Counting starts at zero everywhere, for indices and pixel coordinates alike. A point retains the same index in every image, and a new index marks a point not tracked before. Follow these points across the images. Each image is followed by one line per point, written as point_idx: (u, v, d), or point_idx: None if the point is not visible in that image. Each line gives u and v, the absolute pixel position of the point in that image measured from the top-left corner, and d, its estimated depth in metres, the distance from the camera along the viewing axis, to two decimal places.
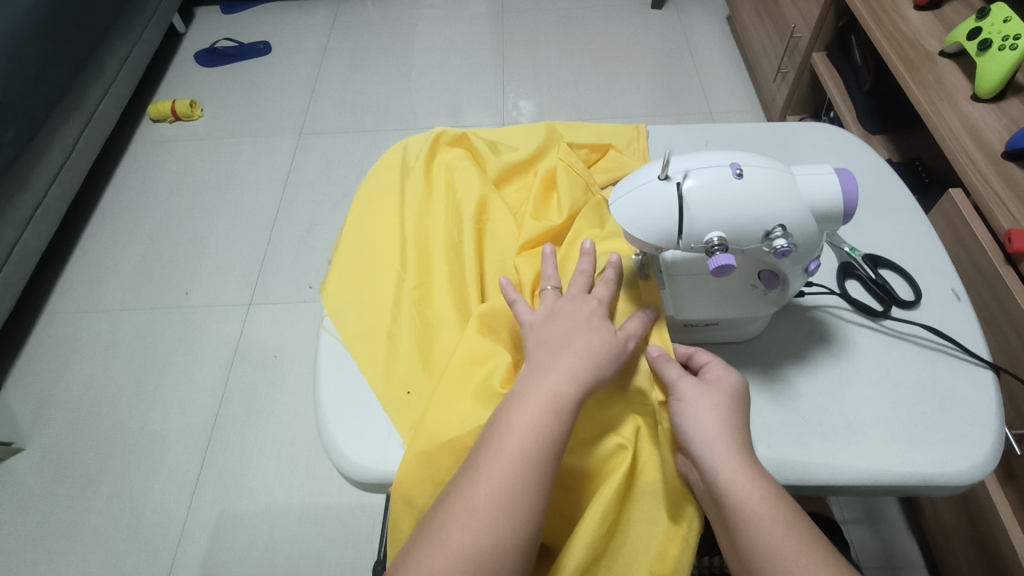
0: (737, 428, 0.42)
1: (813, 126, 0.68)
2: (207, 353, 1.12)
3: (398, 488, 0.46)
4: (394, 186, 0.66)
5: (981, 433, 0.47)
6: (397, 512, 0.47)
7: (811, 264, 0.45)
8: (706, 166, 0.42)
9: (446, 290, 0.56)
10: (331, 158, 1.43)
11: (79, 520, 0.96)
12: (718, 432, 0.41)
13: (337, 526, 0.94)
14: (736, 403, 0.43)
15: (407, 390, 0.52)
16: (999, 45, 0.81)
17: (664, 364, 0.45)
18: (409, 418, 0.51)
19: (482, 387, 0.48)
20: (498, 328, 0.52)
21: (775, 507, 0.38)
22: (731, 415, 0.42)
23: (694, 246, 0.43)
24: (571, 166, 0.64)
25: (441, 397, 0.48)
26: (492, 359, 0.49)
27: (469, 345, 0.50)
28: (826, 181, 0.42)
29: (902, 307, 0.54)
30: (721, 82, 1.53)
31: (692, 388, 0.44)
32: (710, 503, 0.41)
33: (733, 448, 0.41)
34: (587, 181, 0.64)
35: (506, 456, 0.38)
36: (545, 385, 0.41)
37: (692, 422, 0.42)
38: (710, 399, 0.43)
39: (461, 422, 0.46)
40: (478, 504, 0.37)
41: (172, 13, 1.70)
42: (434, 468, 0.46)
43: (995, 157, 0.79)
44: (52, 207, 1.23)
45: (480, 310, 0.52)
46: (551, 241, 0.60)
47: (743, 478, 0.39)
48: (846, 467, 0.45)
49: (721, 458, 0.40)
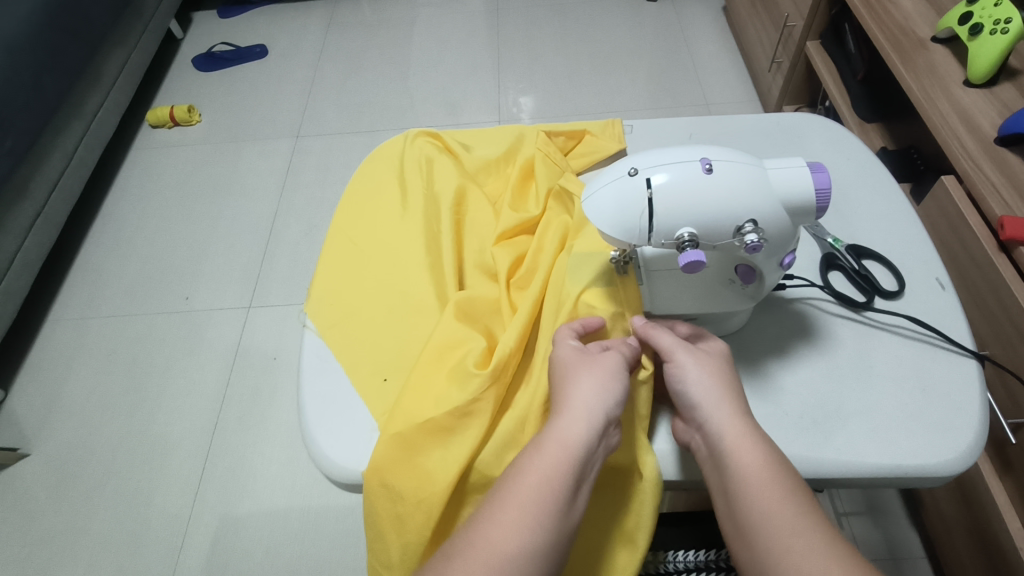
0: (737, 395, 0.43)
1: (800, 117, 0.68)
2: (208, 356, 1.13)
3: (372, 470, 0.47)
4: (375, 186, 0.66)
5: (966, 423, 0.46)
6: (374, 493, 0.47)
7: (786, 257, 0.45)
8: (675, 161, 0.42)
9: (423, 277, 0.56)
10: (328, 160, 1.44)
11: (85, 523, 0.97)
12: (720, 399, 0.43)
13: (337, 527, 0.94)
14: (730, 371, 0.45)
15: (385, 377, 0.53)
16: (990, 29, 0.81)
17: (658, 333, 0.47)
18: (385, 404, 0.52)
19: (457, 369, 0.49)
20: (475, 316, 0.53)
21: (776, 472, 0.39)
22: (729, 383, 0.44)
23: (666, 242, 0.42)
24: (549, 155, 0.64)
25: (418, 382, 0.49)
26: (466, 343, 0.50)
27: (445, 330, 0.51)
28: (798, 175, 0.42)
29: (886, 297, 0.53)
30: (718, 73, 1.52)
31: (688, 358, 0.45)
32: (709, 468, 0.42)
33: (736, 414, 0.42)
34: (563, 169, 0.64)
35: (524, 493, 0.37)
36: (557, 435, 0.40)
37: (695, 388, 0.44)
38: (710, 368, 0.44)
39: (436, 403, 0.48)
40: (504, 539, 0.36)
41: (169, 19, 1.70)
42: (412, 450, 0.47)
43: (988, 143, 0.78)
44: (53, 215, 1.24)
45: (457, 298, 0.53)
46: (529, 230, 0.60)
47: (746, 444, 0.40)
48: (826, 460, 0.45)
49: (725, 423, 0.41)
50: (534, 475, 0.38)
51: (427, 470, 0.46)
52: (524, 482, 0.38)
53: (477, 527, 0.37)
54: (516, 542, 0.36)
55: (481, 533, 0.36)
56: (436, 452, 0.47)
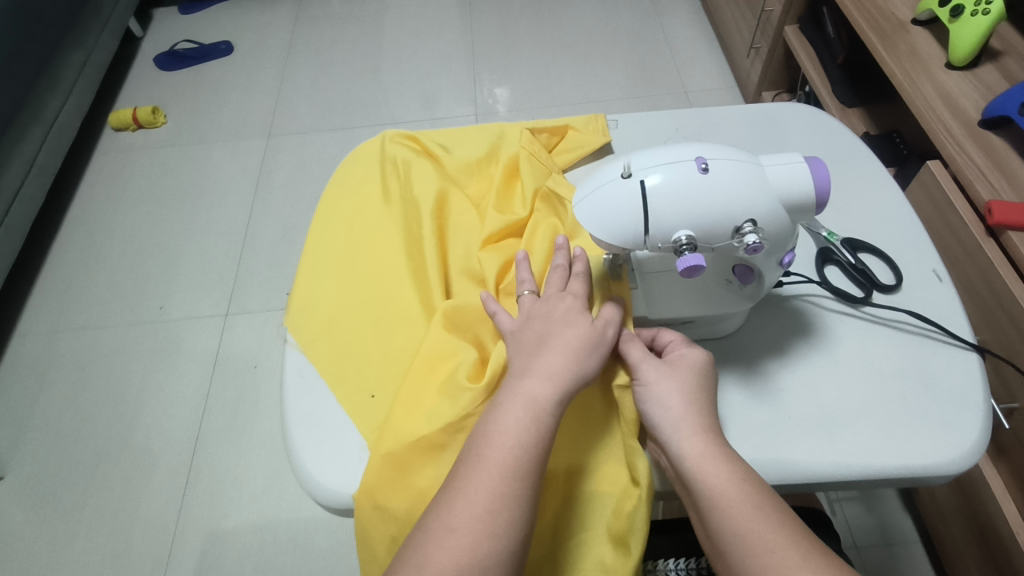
0: (704, 410, 0.42)
1: (787, 107, 0.66)
2: (186, 367, 1.10)
3: (363, 492, 0.45)
4: (352, 191, 0.64)
5: (969, 420, 0.45)
6: (364, 516, 0.45)
7: (785, 256, 0.43)
8: (670, 161, 0.40)
9: (407, 287, 0.54)
10: (303, 159, 1.40)
11: (66, 545, 0.94)
12: (683, 416, 0.41)
13: (330, 537, 0.92)
14: (702, 383, 0.43)
15: (372, 394, 0.51)
16: (972, 11, 0.80)
17: (629, 345, 0.45)
18: (373, 422, 0.49)
19: (448, 383, 0.47)
20: (465, 326, 0.51)
21: (743, 489, 0.38)
22: (698, 396, 0.42)
23: (662, 246, 0.41)
24: (533, 154, 0.62)
25: (409, 396, 0.47)
26: (457, 355, 0.48)
27: (434, 342, 0.49)
28: (797, 172, 0.40)
29: (883, 291, 0.52)
30: (696, 60, 1.50)
31: (655, 372, 0.44)
32: (680, 486, 0.41)
33: (698, 430, 0.40)
34: (550, 168, 0.62)
35: (489, 467, 0.37)
36: (522, 390, 0.40)
37: (657, 408, 0.42)
38: (674, 383, 0.43)
39: (427, 420, 0.46)
40: (461, 516, 0.36)
41: (128, 16, 1.64)
42: (404, 471, 0.45)
43: (972, 126, 0.77)
44: (15, 225, 1.19)
45: (445, 306, 0.51)
46: (517, 233, 0.58)
47: (710, 462, 0.39)
48: (832, 463, 0.44)
49: (687, 443, 0.40)
50: (500, 441, 0.38)
51: (425, 492, 0.44)
52: (489, 451, 0.38)
53: (441, 504, 0.37)
54: (482, 515, 0.36)
55: (446, 512, 0.36)
56: (430, 471, 0.45)
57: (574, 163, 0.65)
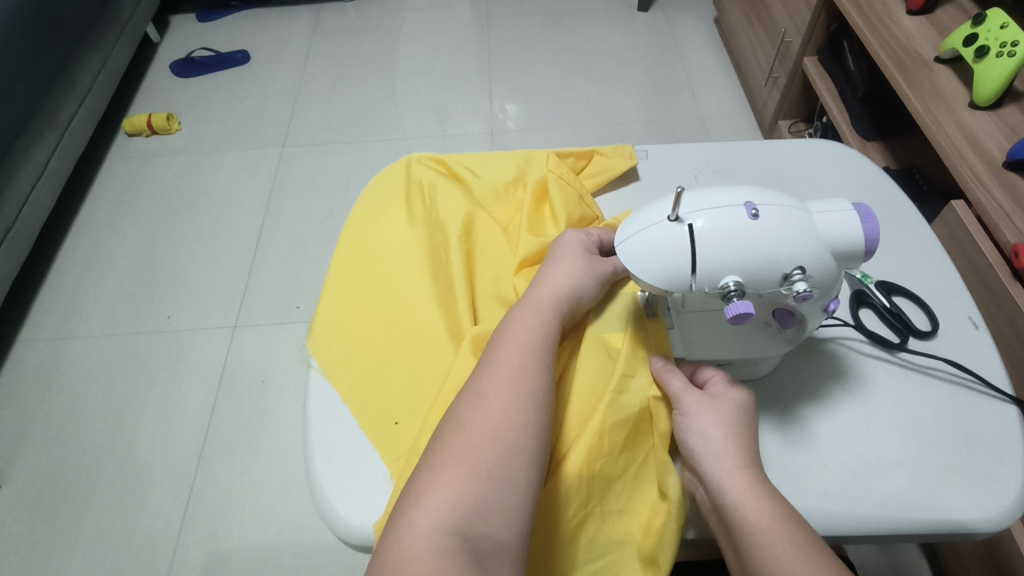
0: (745, 444, 0.41)
1: (816, 144, 0.66)
2: (192, 378, 1.08)
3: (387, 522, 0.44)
4: (378, 215, 0.63)
5: (1010, 473, 0.44)
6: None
7: (830, 303, 0.42)
8: (718, 206, 0.40)
9: (433, 311, 0.53)
10: (316, 170, 1.39)
11: (64, 558, 0.92)
12: (724, 448, 0.41)
13: (332, 559, 0.90)
14: (744, 419, 0.43)
15: (396, 421, 0.50)
16: (997, 52, 0.80)
17: (668, 375, 0.46)
18: (398, 450, 0.48)
19: None
20: None
21: (785, 527, 0.37)
22: (739, 431, 0.42)
23: (709, 291, 0.40)
24: (563, 177, 0.61)
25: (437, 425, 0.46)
26: None
27: (463, 368, 0.48)
28: (845, 220, 0.40)
29: (919, 337, 0.51)
30: (711, 85, 1.51)
31: (697, 403, 0.44)
32: (716, 521, 0.41)
33: (739, 464, 0.40)
34: (580, 191, 0.61)
35: (478, 433, 0.39)
36: (506, 364, 0.42)
37: (697, 437, 0.42)
38: (715, 415, 0.43)
39: None
40: (450, 474, 0.38)
41: (146, 22, 1.64)
42: None
43: (996, 167, 0.77)
44: (25, 229, 1.18)
45: (473, 332, 0.50)
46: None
47: (751, 496, 0.39)
48: (872, 517, 0.43)
49: (728, 476, 0.40)
50: (488, 413, 0.40)
51: None
52: (476, 419, 0.40)
53: (431, 461, 0.39)
54: (469, 471, 0.38)
55: (437, 469, 0.38)
56: None
57: (603, 187, 0.64)
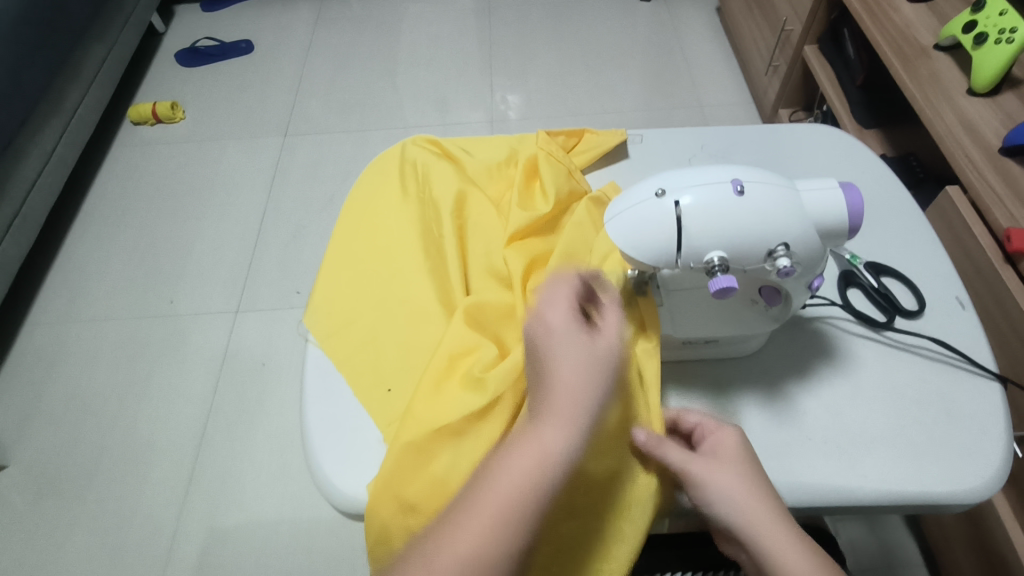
0: (763, 489, 0.39)
1: (809, 128, 0.66)
2: (195, 361, 1.10)
3: (381, 484, 0.45)
4: (371, 195, 0.63)
5: (990, 448, 0.45)
6: (383, 507, 0.45)
7: (815, 279, 0.43)
8: (705, 182, 0.40)
9: (425, 282, 0.54)
10: (318, 158, 1.40)
11: (68, 536, 0.94)
12: (748, 501, 0.38)
13: (331, 539, 0.92)
14: (751, 465, 0.41)
15: (388, 389, 0.51)
16: (996, 39, 0.80)
17: (660, 447, 0.42)
18: (391, 417, 0.49)
19: (467, 375, 0.47)
20: (485, 322, 0.51)
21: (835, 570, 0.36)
22: (752, 478, 0.40)
23: (694, 266, 0.41)
24: (551, 154, 0.62)
25: (429, 390, 0.47)
26: (479, 348, 0.49)
27: (455, 337, 0.49)
28: (830, 197, 0.40)
29: (906, 317, 0.52)
30: (712, 75, 1.51)
31: (702, 465, 0.40)
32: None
33: (768, 510, 0.38)
34: (570, 168, 0.62)
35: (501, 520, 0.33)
36: (539, 437, 0.35)
37: (718, 499, 0.39)
38: (724, 472, 0.39)
39: (449, 407, 0.46)
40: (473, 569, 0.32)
41: (150, 12, 1.65)
42: (425, 459, 0.45)
43: (993, 153, 0.77)
44: (32, 214, 1.20)
45: (466, 303, 0.51)
46: (540, 229, 0.58)
47: (789, 543, 0.37)
48: (853, 489, 0.44)
49: (764, 529, 0.37)
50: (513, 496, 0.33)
51: (442, 476, 0.44)
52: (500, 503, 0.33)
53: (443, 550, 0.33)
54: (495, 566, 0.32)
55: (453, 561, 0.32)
56: (445, 458, 0.45)
57: (592, 164, 0.65)
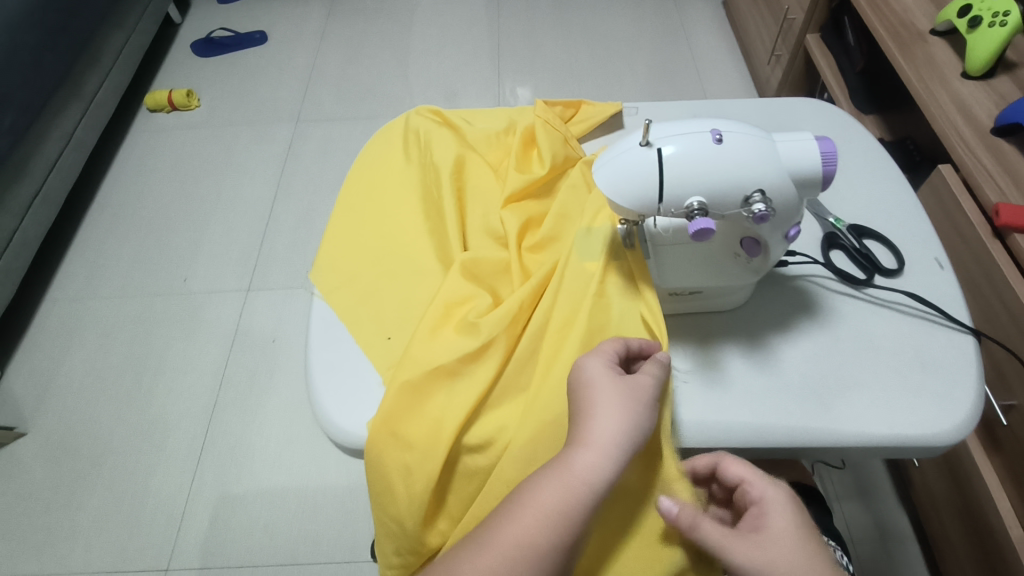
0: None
1: (800, 103, 0.69)
2: (207, 337, 1.13)
3: (378, 421, 0.48)
4: (376, 162, 0.66)
5: (962, 395, 0.47)
6: (381, 444, 0.47)
7: (791, 229, 0.45)
8: (685, 132, 0.43)
9: (425, 239, 0.57)
10: (328, 144, 1.44)
11: (84, 501, 0.98)
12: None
13: (337, 507, 0.95)
14: (798, 547, 0.39)
15: (388, 336, 0.54)
16: (990, 21, 0.81)
17: (698, 518, 0.40)
18: (389, 361, 0.52)
19: (463, 323, 0.50)
20: (481, 276, 0.54)
21: None
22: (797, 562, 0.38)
23: (675, 212, 0.43)
24: (549, 122, 0.64)
25: (426, 334, 0.50)
26: (475, 298, 0.52)
27: (452, 287, 0.52)
28: (804, 147, 0.43)
29: (885, 275, 0.54)
30: (717, 66, 1.53)
31: (745, 547, 0.39)
32: None
33: None
34: (565, 135, 0.64)
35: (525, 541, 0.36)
36: (572, 463, 0.38)
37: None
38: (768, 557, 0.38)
39: (445, 350, 0.49)
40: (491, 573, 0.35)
41: (168, 3, 1.70)
42: (420, 397, 0.48)
43: (985, 133, 0.79)
44: (52, 194, 1.24)
45: (463, 257, 0.53)
46: (535, 192, 0.61)
47: None
48: (827, 430, 0.46)
49: None
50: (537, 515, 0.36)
51: (438, 415, 0.47)
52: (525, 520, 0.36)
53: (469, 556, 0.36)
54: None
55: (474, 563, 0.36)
56: (440, 396, 0.48)
57: (588, 134, 0.68)
